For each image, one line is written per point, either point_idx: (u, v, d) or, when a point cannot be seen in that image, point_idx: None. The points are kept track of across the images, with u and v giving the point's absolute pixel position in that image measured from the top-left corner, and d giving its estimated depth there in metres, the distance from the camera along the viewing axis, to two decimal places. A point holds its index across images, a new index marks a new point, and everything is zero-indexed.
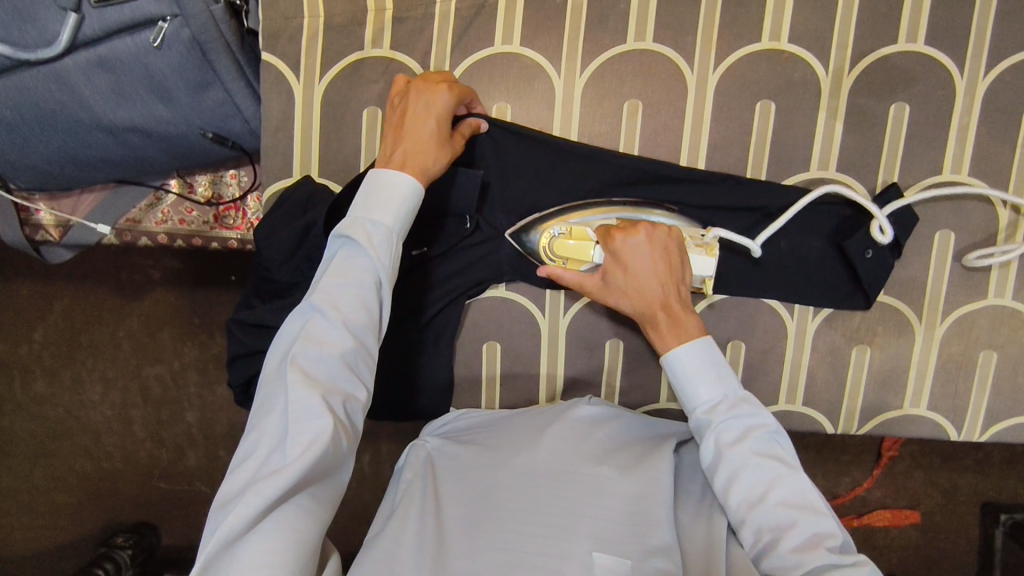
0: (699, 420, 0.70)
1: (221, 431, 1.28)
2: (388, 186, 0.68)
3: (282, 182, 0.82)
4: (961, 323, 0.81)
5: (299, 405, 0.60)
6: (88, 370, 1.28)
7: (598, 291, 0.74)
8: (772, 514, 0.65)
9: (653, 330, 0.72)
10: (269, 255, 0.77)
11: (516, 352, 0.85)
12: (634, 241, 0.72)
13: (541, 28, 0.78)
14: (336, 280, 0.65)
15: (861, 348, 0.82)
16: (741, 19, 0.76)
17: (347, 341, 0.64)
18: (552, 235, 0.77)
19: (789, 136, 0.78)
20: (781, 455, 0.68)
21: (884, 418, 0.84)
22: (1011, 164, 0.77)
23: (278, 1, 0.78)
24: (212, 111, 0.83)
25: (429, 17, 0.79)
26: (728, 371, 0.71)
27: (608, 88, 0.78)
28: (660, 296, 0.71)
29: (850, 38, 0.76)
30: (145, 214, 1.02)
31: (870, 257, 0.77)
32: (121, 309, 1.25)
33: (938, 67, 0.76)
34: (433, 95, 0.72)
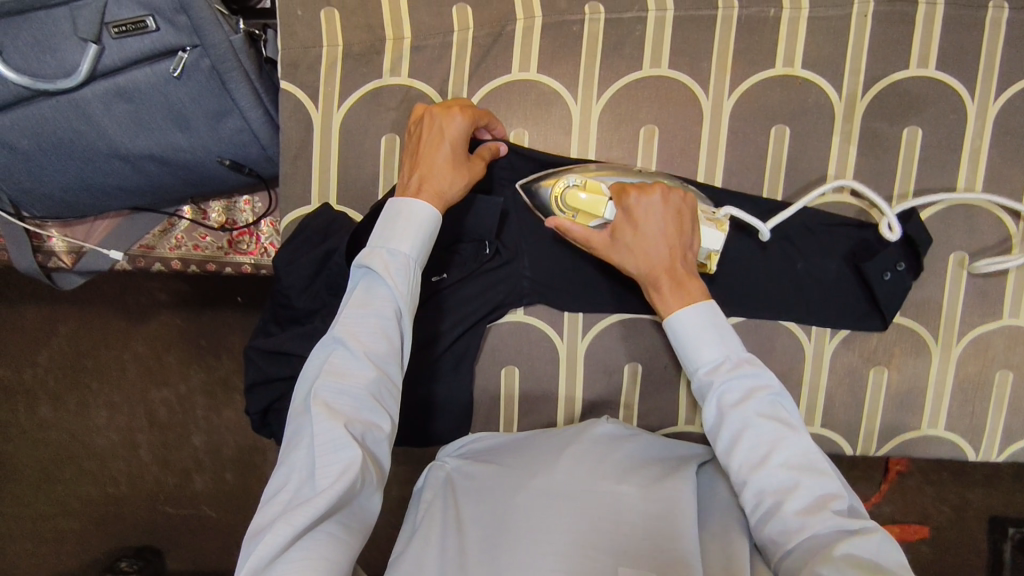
0: (702, 380, 0.69)
1: (229, 454, 1.28)
2: (406, 217, 0.69)
3: (301, 210, 0.82)
4: (977, 344, 0.81)
5: (325, 438, 0.61)
6: (93, 395, 1.28)
7: (605, 248, 0.72)
8: (773, 475, 0.64)
9: (656, 293, 0.71)
10: (290, 281, 0.78)
11: (534, 376, 0.85)
12: (649, 198, 0.71)
13: (558, 56, 0.79)
14: (357, 312, 0.66)
15: (878, 370, 0.82)
16: (754, 45, 0.77)
17: (370, 372, 0.64)
18: (564, 186, 0.75)
19: (804, 159, 0.79)
20: (784, 415, 0.66)
21: (901, 439, 0.84)
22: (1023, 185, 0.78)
23: (298, 31, 0.79)
24: (230, 139, 0.83)
25: (446, 46, 0.80)
26: (731, 332, 0.70)
27: (625, 114, 0.79)
28: (666, 257, 0.70)
29: (862, 63, 0.77)
30: (159, 240, 1.02)
31: (889, 279, 0.78)
32: (128, 333, 1.26)
33: (950, 91, 0.77)
34: (447, 119, 0.73)
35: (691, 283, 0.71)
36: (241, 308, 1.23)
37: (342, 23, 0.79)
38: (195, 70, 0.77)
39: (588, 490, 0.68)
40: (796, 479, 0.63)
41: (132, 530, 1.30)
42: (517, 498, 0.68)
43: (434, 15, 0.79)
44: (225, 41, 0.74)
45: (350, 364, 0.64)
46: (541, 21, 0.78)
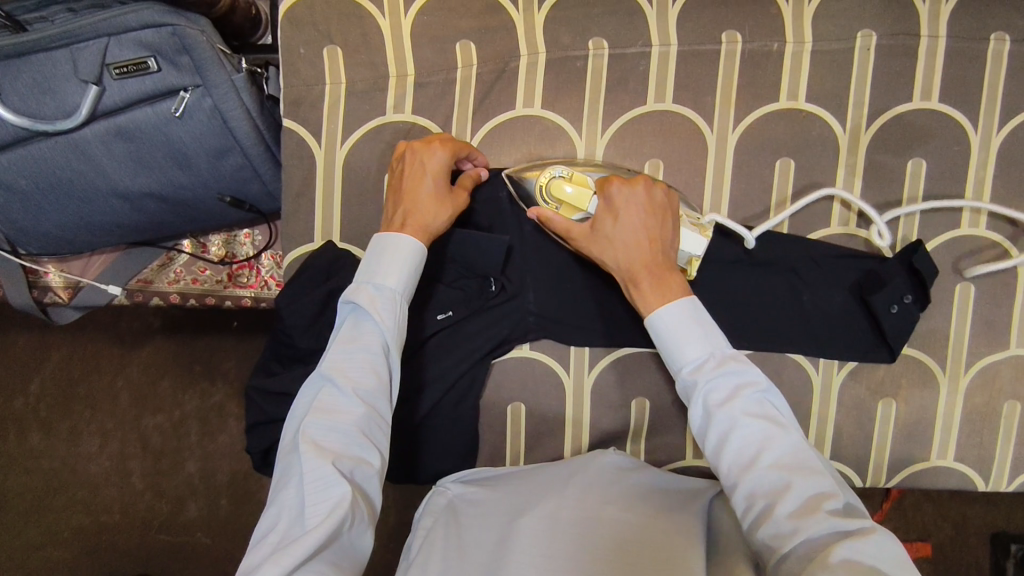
0: (686, 380, 0.67)
1: (222, 480, 1.24)
2: (391, 250, 0.69)
3: (304, 248, 0.81)
4: (984, 374, 0.81)
5: (314, 475, 0.60)
6: (86, 423, 1.27)
7: (587, 239, 0.71)
8: (764, 477, 0.61)
9: (635, 288, 0.69)
10: (291, 322, 0.76)
11: (540, 412, 0.84)
12: (631, 191, 0.70)
13: (562, 92, 0.79)
14: (344, 349, 0.66)
15: (886, 401, 0.82)
16: (758, 79, 0.78)
17: (358, 408, 0.64)
18: (551, 176, 0.74)
19: (809, 192, 0.78)
20: (772, 414, 0.64)
21: (911, 470, 0.83)
22: None
23: (300, 69, 0.79)
24: (230, 176, 0.82)
25: (449, 83, 0.80)
26: (716, 329, 0.68)
27: (629, 148, 0.79)
28: (645, 250, 0.69)
29: (866, 96, 0.77)
30: (157, 274, 1.01)
31: (895, 312, 0.77)
32: (120, 360, 1.27)
33: (953, 123, 0.77)
34: (426, 151, 0.73)
35: (672, 278, 0.69)
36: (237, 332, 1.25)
37: (344, 61, 0.79)
38: (196, 111, 0.76)
39: (585, 512, 0.67)
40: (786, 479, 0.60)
41: (125, 561, 1.24)
42: (510, 528, 0.66)
43: (437, 52, 0.79)
44: (228, 82, 0.74)
45: (338, 401, 0.64)
46: (544, 57, 0.79)
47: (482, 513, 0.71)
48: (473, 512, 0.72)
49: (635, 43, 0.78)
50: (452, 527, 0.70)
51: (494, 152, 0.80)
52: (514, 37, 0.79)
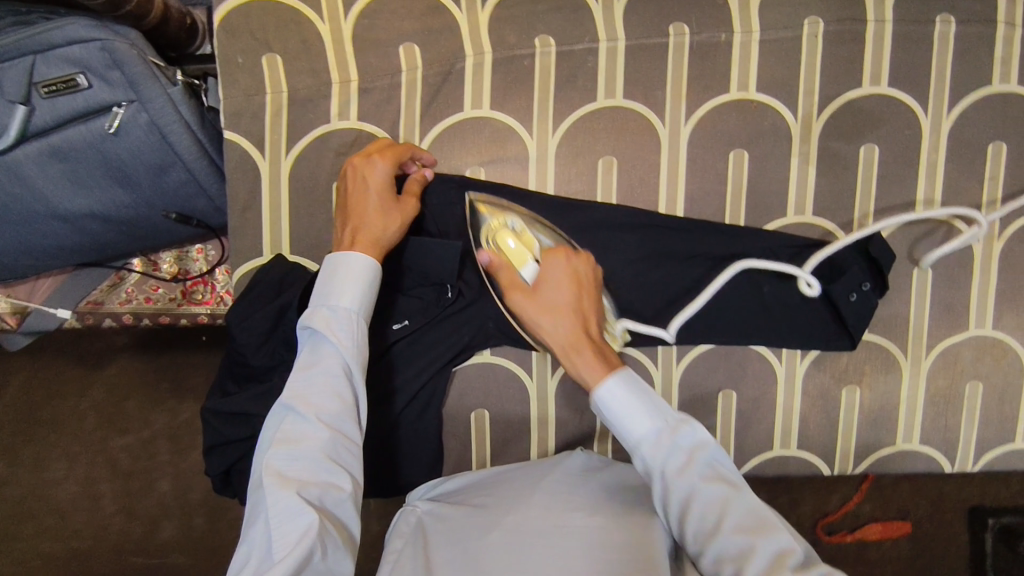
0: (642, 455, 0.65)
1: (197, 498, 1.20)
2: (345, 270, 0.68)
3: (254, 262, 0.80)
4: (946, 357, 0.81)
5: (279, 508, 0.58)
6: (50, 447, 1.23)
7: (529, 300, 0.70)
8: (728, 543, 0.60)
9: (580, 357, 0.68)
10: (244, 340, 0.75)
11: (506, 417, 0.83)
12: (575, 265, 0.71)
13: (510, 92, 0.79)
14: (304, 374, 0.64)
15: (850, 389, 0.82)
16: (708, 70, 0.77)
17: (322, 433, 0.62)
18: (506, 225, 0.73)
19: (764, 183, 0.78)
20: (728, 477, 0.65)
21: (877, 456, 0.83)
22: (981, 196, 0.78)
23: (239, 79, 0.78)
24: (174, 192, 0.80)
25: (395, 87, 0.79)
26: (660, 400, 0.67)
27: (581, 146, 0.79)
28: (581, 325, 0.69)
29: (816, 83, 0.77)
30: (108, 294, 0.98)
31: (855, 300, 0.77)
32: (85, 382, 1.25)
33: (903, 107, 0.77)
34: (368, 166, 0.73)
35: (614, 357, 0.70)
36: (205, 346, 1.23)
37: (285, 68, 0.79)
38: (132, 126, 0.74)
39: (556, 520, 0.66)
40: (741, 522, 0.61)
41: None
42: (485, 543, 0.65)
43: (381, 57, 0.79)
44: (162, 94, 0.72)
45: (301, 429, 0.62)
46: (490, 57, 0.79)
47: (457, 522, 0.70)
48: (441, 527, 0.70)
49: (580, 39, 0.78)
50: (420, 548, 0.68)
51: (445, 158, 0.79)
52: (458, 38, 0.79)
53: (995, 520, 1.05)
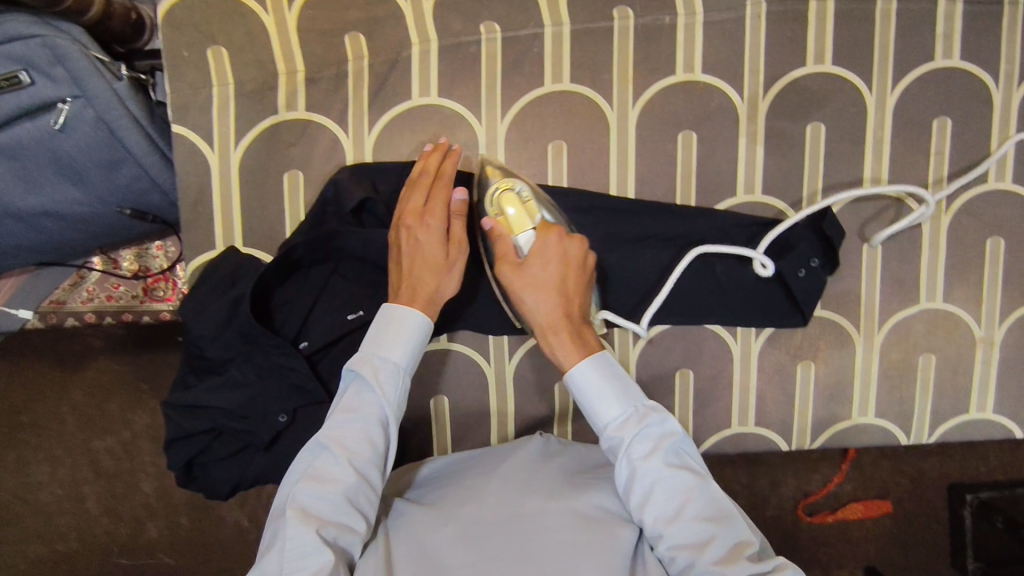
0: (610, 438, 0.69)
1: (182, 499, 1.19)
2: (393, 321, 0.71)
3: (205, 256, 0.82)
4: (898, 331, 0.83)
5: (295, 543, 0.63)
6: (32, 451, 1.19)
7: (515, 273, 0.72)
8: (689, 529, 0.66)
9: (554, 336, 0.71)
10: (199, 331, 0.77)
11: (465, 403, 0.85)
12: (567, 245, 0.72)
13: (456, 79, 0.80)
14: (345, 420, 0.69)
15: (805, 365, 0.83)
16: (654, 53, 0.79)
17: (349, 477, 0.67)
18: (512, 191, 0.74)
19: (712, 163, 0.80)
20: (690, 465, 0.69)
21: (835, 430, 0.85)
22: (927, 172, 0.81)
23: (186, 73, 0.79)
24: (127, 188, 0.81)
25: (342, 76, 0.80)
26: (633, 386, 0.71)
27: (530, 132, 0.80)
28: (563, 307, 0.72)
29: (760, 63, 0.79)
30: (69, 294, 0.98)
31: (804, 276, 0.79)
32: (65, 384, 1.19)
33: (848, 85, 0.79)
34: (422, 228, 0.74)
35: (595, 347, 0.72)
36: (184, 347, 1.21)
37: (230, 61, 0.79)
38: (81, 121, 0.75)
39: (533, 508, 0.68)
40: (703, 507, 0.67)
41: None
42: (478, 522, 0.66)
43: (327, 47, 0.80)
44: (107, 89, 0.74)
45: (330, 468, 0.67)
46: (436, 45, 0.79)
47: (449, 498, 0.71)
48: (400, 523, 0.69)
49: (524, 23, 0.79)
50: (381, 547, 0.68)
51: (394, 146, 0.81)
52: (403, 25, 0.79)
53: (973, 497, 1.04)
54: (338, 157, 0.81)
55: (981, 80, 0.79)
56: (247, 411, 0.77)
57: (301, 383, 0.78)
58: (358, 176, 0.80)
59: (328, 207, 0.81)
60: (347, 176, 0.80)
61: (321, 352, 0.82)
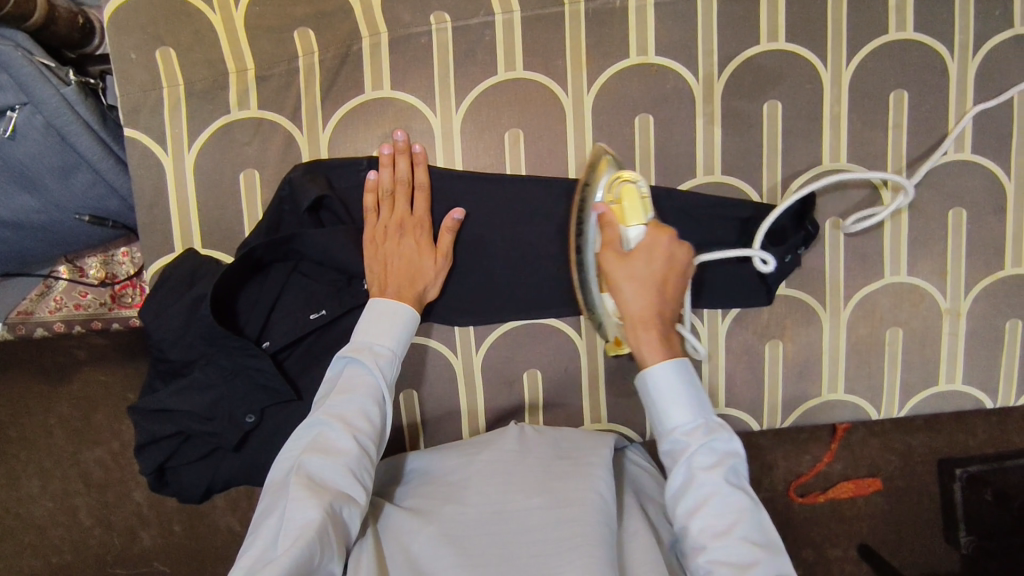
0: (677, 438, 0.93)
1: (172, 506, 1.64)
2: (379, 311, 1.05)
3: (167, 257, 1.18)
4: (863, 304, 1.18)
5: (296, 503, 0.85)
6: (22, 468, 1.64)
7: (614, 266, 1.00)
8: (733, 549, 0.85)
9: (643, 329, 0.98)
10: (166, 330, 1.09)
11: (440, 394, 1.22)
12: (676, 249, 1.00)
13: (408, 79, 1.15)
14: (344, 397, 0.97)
15: (775, 344, 1.18)
16: (605, 40, 1.14)
17: (350, 450, 0.93)
18: (637, 188, 1.04)
19: (665, 141, 1.15)
20: (744, 487, 0.91)
21: (807, 408, 1.20)
22: (882, 143, 1.16)
23: (138, 82, 1.14)
24: (84, 193, 1.17)
25: (290, 73, 1.16)
26: (708, 406, 0.95)
27: (486, 119, 1.16)
28: (657, 304, 0.99)
29: (713, 46, 1.14)
30: (36, 305, 1.32)
31: (787, 259, 1.13)
32: (52, 396, 1.62)
33: (802, 61, 1.14)
34: (429, 256, 1.12)
35: (672, 340, 0.99)
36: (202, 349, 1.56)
37: (178, 59, 1.14)
38: (35, 126, 1.07)
39: (505, 512, 0.91)
40: (750, 532, 0.87)
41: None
42: (460, 521, 0.90)
43: (276, 45, 1.15)
44: (53, 91, 1.04)
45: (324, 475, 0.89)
46: (383, 38, 1.14)
47: (432, 500, 0.97)
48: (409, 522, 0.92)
49: (473, 41, 1.14)
50: (397, 543, 0.90)
51: (351, 140, 1.17)
52: (347, 19, 1.14)
53: (961, 471, 1.53)
54: (294, 149, 1.17)
55: (811, 60, 1.14)
56: (211, 413, 1.09)
57: (265, 383, 1.10)
58: (313, 174, 1.15)
59: (284, 205, 1.16)
60: (301, 176, 1.15)
61: (282, 352, 1.16)
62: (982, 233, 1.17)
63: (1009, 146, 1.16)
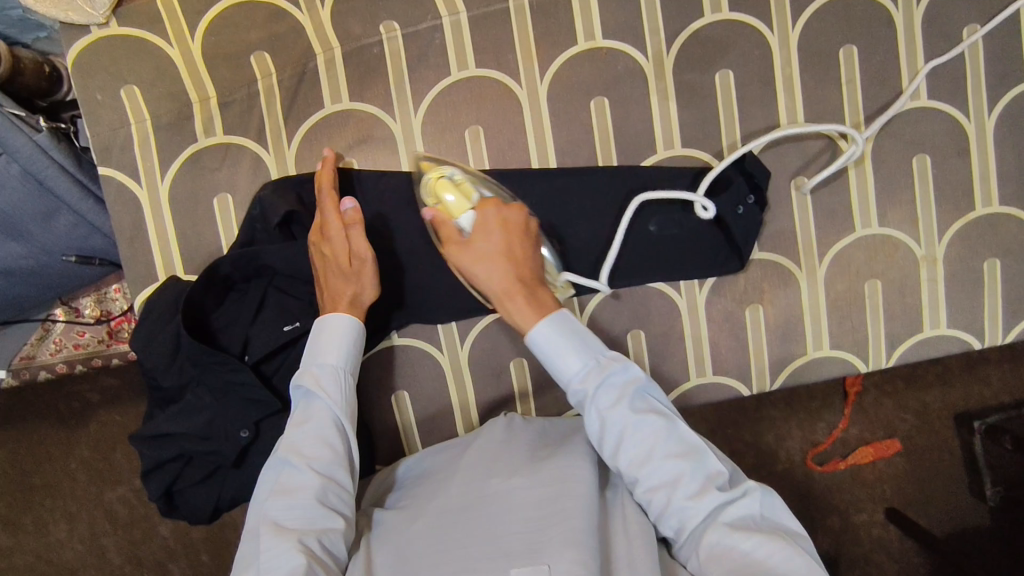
0: (577, 387, 0.98)
1: (200, 537, 1.60)
2: (327, 330, 1.09)
3: (150, 288, 1.24)
4: (840, 259, 1.28)
5: (273, 547, 0.91)
6: (48, 512, 1.61)
7: (456, 252, 1.05)
8: (664, 472, 0.94)
9: (512, 302, 1.02)
10: (154, 362, 1.15)
11: (464, 382, 1.28)
12: (500, 215, 1.05)
13: (365, 89, 1.24)
14: (298, 429, 1.02)
15: (756, 308, 1.28)
16: (556, 29, 1.24)
17: (314, 481, 0.98)
18: (449, 175, 1.12)
19: (621, 121, 1.26)
20: (652, 406, 0.98)
21: (793, 367, 1.29)
22: (816, 99, 1.26)
23: (106, 120, 1.21)
24: (66, 234, 1.25)
25: (252, 96, 1.25)
26: (589, 343, 1.00)
27: (446, 119, 1.25)
28: (515, 276, 1.03)
29: (659, 24, 1.25)
30: (38, 348, 1.44)
31: (743, 211, 1.25)
32: (70, 439, 1.60)
33: (745, 28, 1.25)
34: (519, 242, 1.06)
35: (539, 298, 1.03)
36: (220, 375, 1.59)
37: (141, 95, 1.21)
38: (13, 176, 1.14)
39: (490, 508, 0.97)
40: (673, 447, 0.96)
41: None
42: (447, 511, 0.98)
43: (233, 70, 1.23)
44: (25, 140, 1.11)
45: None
46: (336, 52, 1.24)
47: (417, 501, 1.05)
48: (405, 519, 1.01)
49: (402, 52, 1.24)
50: (383, 550, 0.98)
51: (313, 153, 1.25)
52: (297, 40, 1.23)
53: (979, 423, 1.60)
54: (263, 167, 1.25)
55: (760, 28, 1.25)
56: (208, 429, 1.14)
57: (250, 397, 1.15)
58: (280, 189, 1.22)
59: (257, 221, 1.22)
60: (272, 190, 1.22)
61: (264, 363, 1.21)
62: (944, 174, 1.27)
63: (964, 88, 1.26)
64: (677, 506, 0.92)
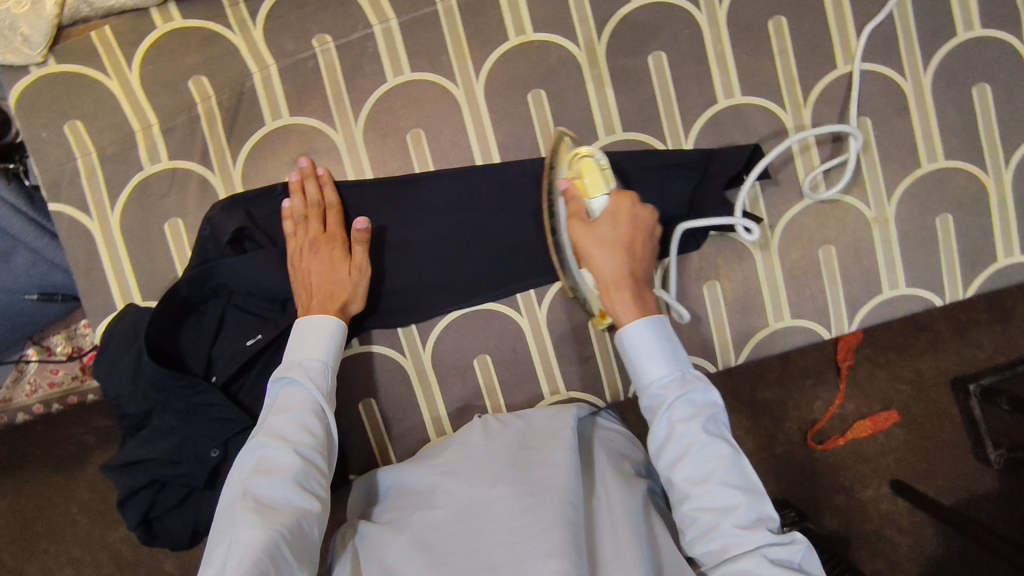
0: (656, 391, 1.05)
1: None
2: (309, 327, 1.14)
3: (108, 319, 1.29)
4: (789, 226, 1.34)
5: (247, 520, 0.94)
6: (53, 558, 1.61)
7: (580, 236, 1.12)
8: (719, 497, 0.98)
9: (618, 295, 1.10)
10: (120, 390, 1.19)
11: (433, 381, 1.34)
12: (637, 210, 1.13)
13: (304, 104, 1.30)
14: (283, 414, 1.06)
15: (714, 286, 1.33)
16: (485, 27, 1.31)
17: (296, 463, 1.02)
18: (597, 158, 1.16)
19: (557, 111, 1.32)
20: (724, 435, 1.03)
21: (758, 338, 1.34)
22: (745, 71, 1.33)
23: (57, 158, 1.27)
24: (25, 272, 1.30)
25: (195, 121, 1.29)
26: (679, 359, 1.07)
27: (388, 125, 1.31)
28: (621, 272, 1.11)
29: (586, 13, 1.32)
30: (14, 390, 1.42)
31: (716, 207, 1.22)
32: (68, 483, 1.61)
33: (663, 12, 1.32)
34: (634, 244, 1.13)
35: (644, 298, 1.11)
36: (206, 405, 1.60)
37: (85, 129, 1.27)
38: None
39: (481, 504, 1.00)
40: (733, 478, 0.99)
41: None
42: (433, 523, 1.01)
43: (175, 94, 1.29)
44: None
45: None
46: (275, 67, 1.29)
47: (404, 510, 1.07)
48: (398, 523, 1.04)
49: (338, 66, 1.30)
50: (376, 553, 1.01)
51: (264, 173, 1.30)
52: (239, 57, 1.29)
53: (974, 386, 1.62)
54: (211, 188, 1.30)
55: (686, 7, 1.32)
56: (177, 449, 1.18)
57: (219, 412, 1.21)
58: (233, 208, 1.27)
59: (216, 239, 1.27)
60: (223, 209, 1.27)
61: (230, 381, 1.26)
62: (880, 134, 1.34)
63: (895, 50, 1.34)
64: (724, 530, 0.96)
